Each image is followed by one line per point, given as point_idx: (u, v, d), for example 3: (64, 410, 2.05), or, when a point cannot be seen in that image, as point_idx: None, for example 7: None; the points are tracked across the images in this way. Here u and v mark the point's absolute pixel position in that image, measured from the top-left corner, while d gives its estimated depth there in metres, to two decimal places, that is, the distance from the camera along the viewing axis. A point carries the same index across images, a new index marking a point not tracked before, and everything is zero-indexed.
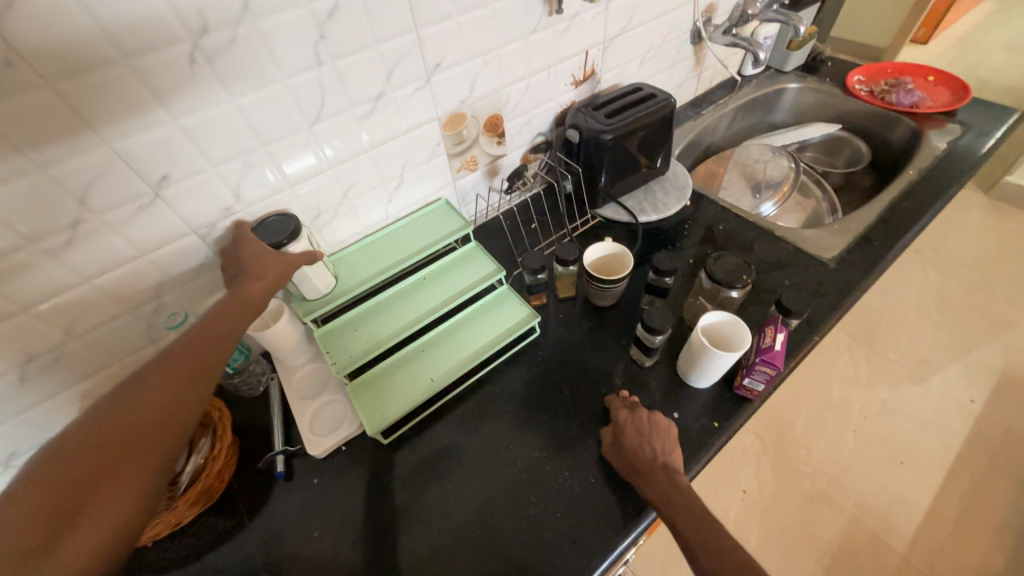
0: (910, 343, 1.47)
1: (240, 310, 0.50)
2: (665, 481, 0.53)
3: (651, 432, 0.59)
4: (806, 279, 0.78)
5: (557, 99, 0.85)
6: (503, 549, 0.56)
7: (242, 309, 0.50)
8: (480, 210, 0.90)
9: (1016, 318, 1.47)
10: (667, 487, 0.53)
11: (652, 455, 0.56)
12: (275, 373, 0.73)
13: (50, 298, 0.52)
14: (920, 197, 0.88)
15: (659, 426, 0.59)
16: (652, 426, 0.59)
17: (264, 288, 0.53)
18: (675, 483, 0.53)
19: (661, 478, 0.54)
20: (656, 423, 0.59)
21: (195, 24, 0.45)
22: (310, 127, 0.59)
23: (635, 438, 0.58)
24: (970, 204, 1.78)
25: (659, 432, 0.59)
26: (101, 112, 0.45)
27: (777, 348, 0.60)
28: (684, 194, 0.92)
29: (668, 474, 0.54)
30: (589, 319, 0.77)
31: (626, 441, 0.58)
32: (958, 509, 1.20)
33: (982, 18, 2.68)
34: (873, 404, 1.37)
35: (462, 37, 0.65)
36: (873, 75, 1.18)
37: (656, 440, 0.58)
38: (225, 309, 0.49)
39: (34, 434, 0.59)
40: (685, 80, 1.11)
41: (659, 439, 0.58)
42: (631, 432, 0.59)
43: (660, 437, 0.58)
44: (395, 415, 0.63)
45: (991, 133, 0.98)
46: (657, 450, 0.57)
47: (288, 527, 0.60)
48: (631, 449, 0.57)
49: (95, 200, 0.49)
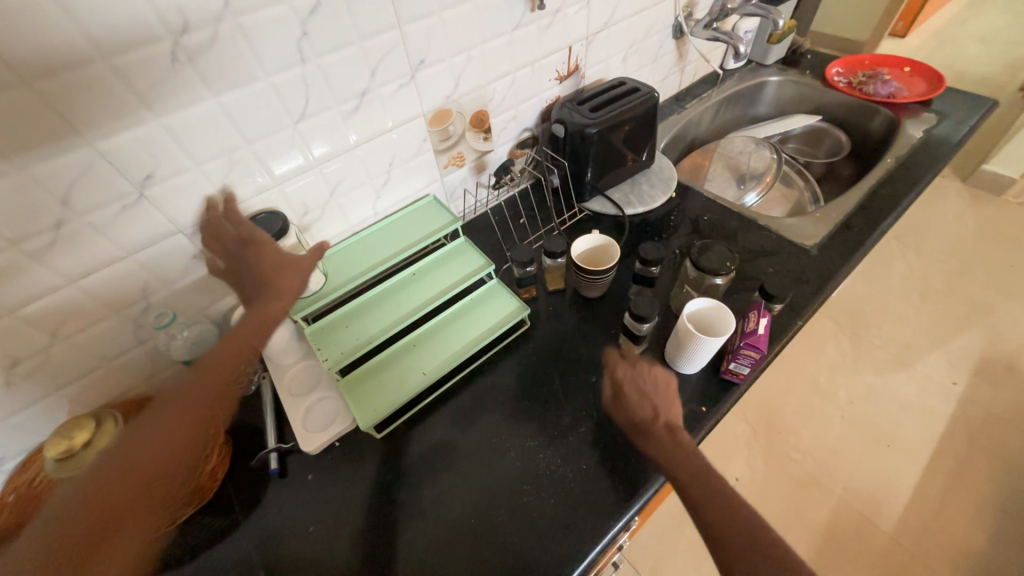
0: (894, 329, 1.50)
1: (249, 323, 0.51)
2: (667, 440, 0.55)
3: (657, 391, 0.60)
4: (789, 266, 0.80)
5: (542, 94, 0.86)
6: (500, 538, 0.57)
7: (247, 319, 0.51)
8: (468, 205, 0.91)
9: (995, 302, 1.51)
10: (670, 447, 0.54)
11: (656, 416, 0.58)
12: (266, 372, 0.73)
13: (36, 300, 0.52)
14: (898, 184, 0.91)
15: (662, 385, 0.61)
16: (656, 385, 0.61)
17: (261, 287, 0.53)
18: (677, 442, 0.55)
19: (663, 437, 0.56)
20: (662, 379, 0.61)
21: (176, 22, 0.45)
22: (296, 124, 0.59)
23: (640, 400, 0.60)
24: (949, 192, 1.83)
25: (664, 391, 0.60)
26: (82, 113, 0.45)
27: (760, 331, 0.63)
28: (669, 186, 0.93)
29: (670, 435, 0.55)
30: (578, 310, 0.78)
31: (631, 399, 0.60)
32: (943, 488, 1.23)
33: (957, 11, 2.74)
34: (859, 389, 1.40)
35: (445, 34, 0.65)
36: (851, 67, 1.20)
37: (660, 400, 0.59)
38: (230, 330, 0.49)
39: (21, 439, 0.59)
40: (669, 74, 1.12)
41: (664, 398, 0.60)
42: (636, 389, 0.61)
43: (665, 398, 0.60)
44: (387, 409, 0.64)
45: (965, 121, 1.00)
46: (659, 408, 0.59)
47: (283, 523, 0.60)
48: (634, 406, 0.59)
49: (79, 201, 0.49)
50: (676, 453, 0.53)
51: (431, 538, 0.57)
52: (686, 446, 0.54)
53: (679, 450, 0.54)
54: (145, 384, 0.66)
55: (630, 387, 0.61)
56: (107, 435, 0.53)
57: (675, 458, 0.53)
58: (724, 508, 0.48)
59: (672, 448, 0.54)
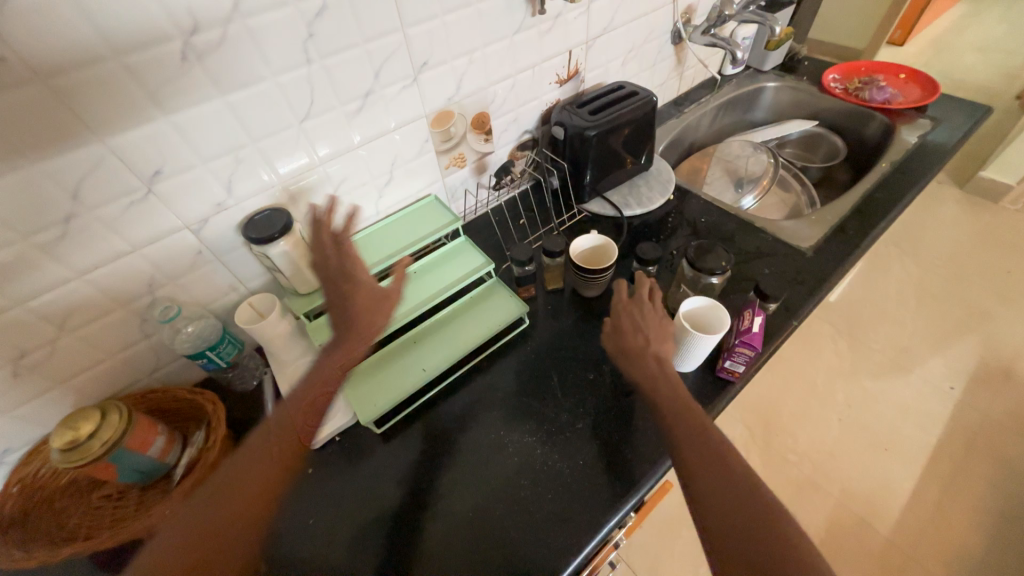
0: (891, 333, 1.51)
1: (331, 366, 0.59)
2: (664, 396, 0.56)
3: (654, 320, 0.64)
4: (785, 267, 0.81)
5: (542, 97, 0.87)
6: (497, 533, 0.57)
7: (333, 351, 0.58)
8: (469, 206, 0.92)
9: (991, 307, 1.52)
10: (669, 404, 0.56)
11: (648, 347, 0.61)
12: (268, 367, 0.74)
13: (44, 292, 0.53)
14: (892, 189, 0.92)
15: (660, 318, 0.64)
16: (653, 319, 0.64)
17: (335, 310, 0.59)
18: (679, 400, 0.56)
19: (650, 365, 0.60)
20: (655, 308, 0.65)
21: (187, 23, 0.46)
22: (301, 123, 0.60)
23: (635, 331, 0.64)
24: (946, 198, 1.84)
25: (659, 322, 0.64)
26: (93, 109, 0.46)
27: (755, 330, 0.64)
28: (667, 188, 0.95)
29: (669, 393, 0.57)
30: (577, 309, 0.79)
31: (625, 329, 0.64)
32: (941, 491, 1.23)
33: (955, 20, 2.77)
34: (857, 393, 1.41)
35: (448, 37, 0.67)
36: (847, 73, 1.22)
37: (653, 331, 0.63)
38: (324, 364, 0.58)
39: (27, 430, 0.60)
40: (668, 79, 1.14)
41: (659, 330, 0.63)
42: (633, 319, 0.65)
43: (658, 329, 0.63)
44: (387, 404, 0.65)
45: (959, 127, 1.02)
46: (652, 339, 0.62)
47: (283, 518, 0.61)
48: (628, 332, 0.64)
49: (88, 195, 0.50)
50: (676, 409, 0.55)
51: (436, 492, 0.61)
52: (686, 402, 0.55)
53: (678, 406, 0.55)
54: (148, 377, 0.67)
55: (625, 316, 0.65)
56: (110, 428, 0.53)
57: (671, 412, 0.55)
58: (700, 440, 0.51)
59: (670, 405, 0.55)
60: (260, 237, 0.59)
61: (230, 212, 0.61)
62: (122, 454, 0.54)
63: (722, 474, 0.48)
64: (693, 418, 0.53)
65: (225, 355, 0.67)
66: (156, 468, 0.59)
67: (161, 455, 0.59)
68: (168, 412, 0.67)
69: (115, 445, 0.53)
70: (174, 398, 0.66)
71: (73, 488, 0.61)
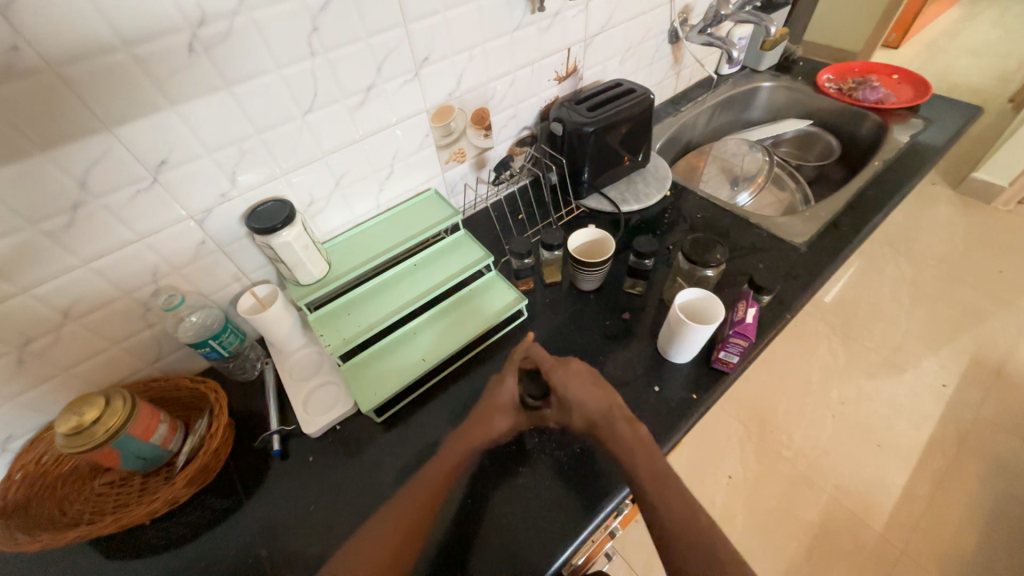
0: (885, 331, 1.53)
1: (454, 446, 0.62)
2: (651, 482, 0.55)
3: (586, 380, 0.64)
4: (779, 262, 0.82)
5: (541, 94, 0.89)
6: (494, 519, 0.58)
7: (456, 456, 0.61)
8: (469, 200, 0.93)
9: (983, 306, 1.54)
10: (664, 498, 0.54)
11: (611, 409, 0.61)
12: (269, 358, 0.75)
13: (51, 280, 0.54)
14: (884, 186, 0.94)
15: (587, 372, 0.65)
16: (578, 376, 0.64)
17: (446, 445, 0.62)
18: (674, 493, 0.54)
19: (622, 428, 0.60)
20: (579, 367, 0.65)
21: (195, 14, 0.47)
22: (304, 116, 0.61)
23: (580, 398, 0.63)
24: (939, 199, 1.87)
25: (595, 378, 0.64)
26: (103, 99, 0.47)
27: (748, 321, 0.65)
28: (664, 185, 0.96)
29: (660, 481, 0.55)
30: (574, 302, 0.80)
31: (572, 399, 0.63)
32: (932, 486, 1.25)
33: (948, 24, 2.80)
34: (851, 391, 1.43)
35: (449, 32, 0.68)
36: (841, 74, 1.24)
37: (598, 390, 0.63)
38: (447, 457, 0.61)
39: (30, 417, 0.61)
40: (665, 78, 1.15)
41: (597, 388, 0.63)
42: (573, 387, 0.63)
43: (596, 388, 0.63)
44: (387, 392, 0.66)
45: (949, 127, 1.04)
46: (601, 396, 0.62)
47: (284, 504, 0.61)
48: (579, 404, 0.63)
49: (95, 183, 0.51)
50: (674, 507, 0.53)
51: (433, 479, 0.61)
52: (676, 491, 0.54)
53: (667, 494, 0.54)
54: (151, 366, 0.68)
55: (568, 383, 0.64)
56: (115, 415, 0.53)
57: (669, 513, 0.53)
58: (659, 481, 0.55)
59: (659, 490, 0.54)
60: (263, 227, 0.59)
61: (233, 204, 0.62)
62: (126, 440, 0.54)
63: (711, 565, 0.49)
64: (694, 516, 0.53)
65: (227, 344, 0.68)
66: (159, 455, 0.60)
67: (164, 442, 0.60)
68: (169, 401, 0.67)
69: (119, 431, 0.53)
70: (177, 386, 0.67)
71: (75, 475, 0.61)
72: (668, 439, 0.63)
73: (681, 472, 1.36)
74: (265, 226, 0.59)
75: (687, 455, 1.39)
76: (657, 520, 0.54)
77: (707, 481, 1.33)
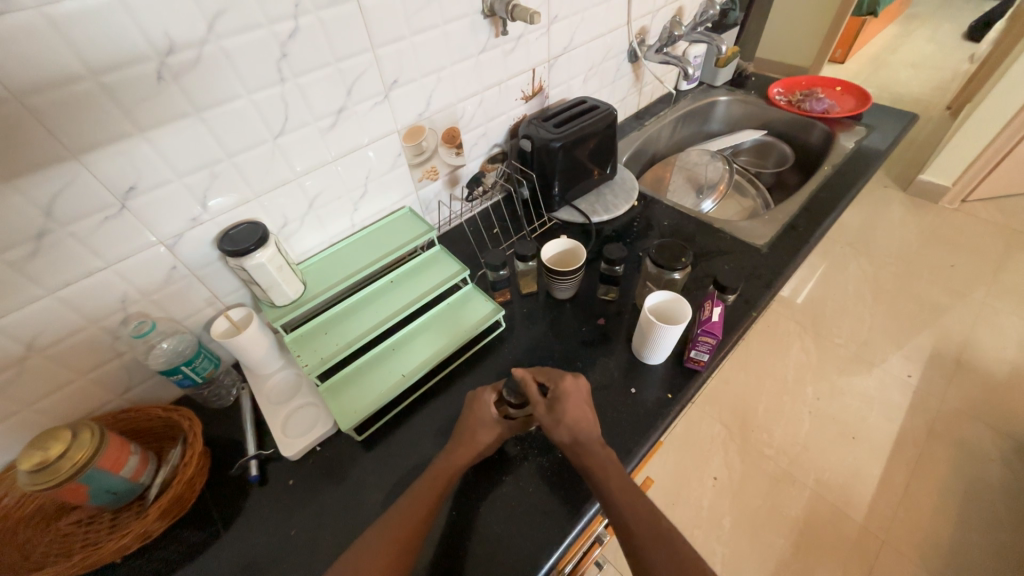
0: (852, 327, 1.60)
1: (438, 470, 0.58)
2: (623, 491, 0.53)
3: (582, 399, 0.61)
4: (742, 264, 0.86)
5: (509, 112, 0.92)
6: (482, 531, 0.58)
7: (442, 479, 0.57)
8: (443, 217, 0.95)
9: (939, 298, 1.63)
10: (634, 509, 0.52)
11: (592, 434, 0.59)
12: (245, 384, 0.74)
13: (12, 311, 0.52)
14: (834, 189, 1.00)
15: (585, 391, 0.62)
16: (577, 395, 0.61)
17: (428, 474, 0.57)
18: (644, 502, 0.53)
19: (597, 450, 0.57)
20: (585, 385, 0.63)
21: (162, 43, 0.48)
22: (276, 139, 0.62)
23: (569, 425, 0.58)
24: (894, 201, 1.98)
25: (590, 404, 0.62)
26: (69, 128, 0.47)
27: (715, 318, 0.67)
28: (631, 195, 1.00)
29: (630, 492, 0.53)
30: (551, 311, 0.82)
31: (570, 412, 0.58)
32: (906, 475, 1.29)
33: (889, 40, 3.02)
34: (825, 387, 1.48)
35: (416, 55, 0.71)
36: (791, 88, 1.32)
37: (588, 413, 0.60)
38: (430, 477, 0.57)
39: None
40: (627, 95, 1.21)
41: (593, 411, 0.61)
42: (572, 413, 0.59)
43: (589, 412, 0.60)
44: (367, 410, 0.65)
45: (890, 133, 1.12)
46: (593, 420, 0.60)
47: (262, 534, 0.60)
48: (571, 422, 0.58)
49: (61, 211, 0.51)
50: (641, 511, 0.52)
51: None
52: (641, 496, 0.53)
53: (634, 501, 0.52)
54: (120, 398, 0.66)
55: (570, 398, 0.60)
56: (83, 447, 0.51)
57: (634, 515, 0.51)
58: (631, 490, 0.54)
59: (630, 503, 0.52)
60: (235, 249, 0.60)
61: (206, 227, 0.62)
62: (95, 474, 0.52)
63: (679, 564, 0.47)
64: (661, 521, 0.51)
65: (200, 370, 0.67)
66: (129, 489, 0.58)
67: (135, 475, 0.58)
68: (140, 433, 0.66)
69: (87, 464, 0.51)
70: (149, 417, 0.65)
71: (38, 517, 0.59)
72: (646, 441, 0.64)
73: (669, 476, 1.37)
74: (237, 249, 0.59)
75: (672, 459, 1.41)
76: (626, 529, 0.51)
77: (692, 483, 1.35)
